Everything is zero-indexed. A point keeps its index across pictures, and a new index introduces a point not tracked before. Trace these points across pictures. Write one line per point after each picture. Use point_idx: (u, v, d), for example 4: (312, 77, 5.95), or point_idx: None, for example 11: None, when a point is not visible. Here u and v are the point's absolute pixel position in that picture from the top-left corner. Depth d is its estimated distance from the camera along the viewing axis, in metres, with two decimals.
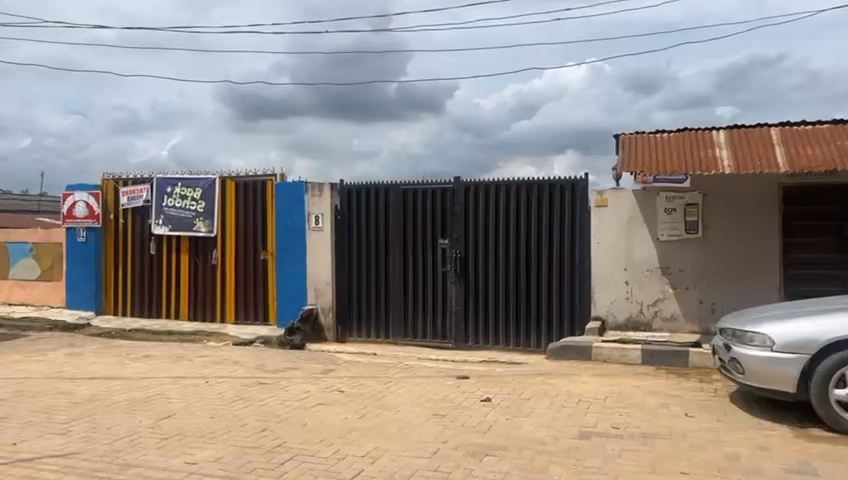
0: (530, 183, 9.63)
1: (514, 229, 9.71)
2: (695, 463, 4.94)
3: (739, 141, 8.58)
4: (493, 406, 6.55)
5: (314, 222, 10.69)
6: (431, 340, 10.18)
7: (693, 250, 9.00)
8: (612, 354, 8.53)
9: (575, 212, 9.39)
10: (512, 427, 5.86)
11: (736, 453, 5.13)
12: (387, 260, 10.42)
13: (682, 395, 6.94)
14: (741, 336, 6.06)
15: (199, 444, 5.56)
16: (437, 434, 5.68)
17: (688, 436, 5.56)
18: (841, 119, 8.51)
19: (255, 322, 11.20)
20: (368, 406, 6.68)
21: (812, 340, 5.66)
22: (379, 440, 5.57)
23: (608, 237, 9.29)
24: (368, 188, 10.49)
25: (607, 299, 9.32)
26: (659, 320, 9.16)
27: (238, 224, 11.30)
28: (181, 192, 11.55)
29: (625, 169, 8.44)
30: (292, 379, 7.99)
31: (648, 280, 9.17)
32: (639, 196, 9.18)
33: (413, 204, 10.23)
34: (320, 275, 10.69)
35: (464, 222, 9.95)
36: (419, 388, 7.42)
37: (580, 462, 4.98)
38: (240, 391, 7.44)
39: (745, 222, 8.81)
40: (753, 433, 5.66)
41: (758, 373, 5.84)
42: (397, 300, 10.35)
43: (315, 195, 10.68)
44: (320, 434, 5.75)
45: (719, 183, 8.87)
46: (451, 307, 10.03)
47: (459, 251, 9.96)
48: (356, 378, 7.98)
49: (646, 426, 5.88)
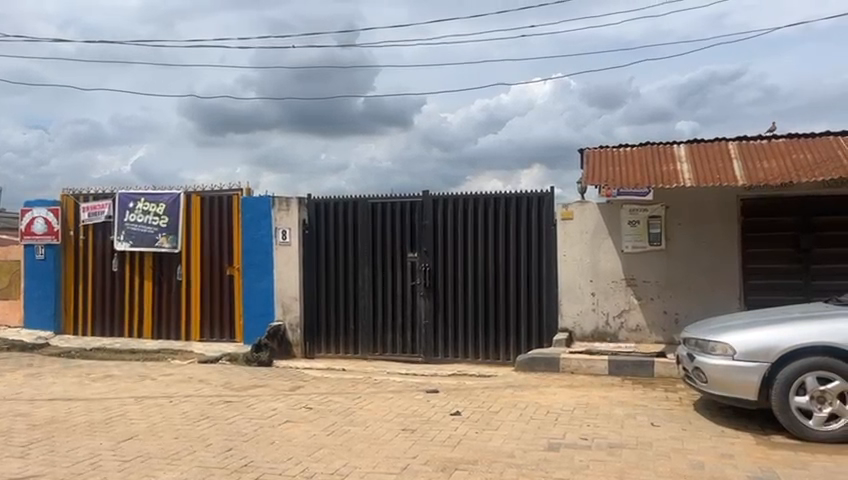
0: (497, 196, 9.71)
1: (482, 242, 9.78)
2: (661, 472, 5.01)
3: (699, 156, 8.80)
4: (462, 420, 6.55)
5: (281, 237, 10.56)
6: (400, 355, 10.15)
7: (656, 262, 9.17)
8: (579, 365, 8.62)
9: (542, 224, 9.52)
10: (482, 440, 5.87)
11: (701, 461, 5.23)
12: (356, 273, 10.39)
13: (648, 405, 7.04)
14: (704, 345, 6.20)
15: (163, 465, 5.44)
16: (406, 449, 5.65)
17: (655, 445, 5.64)
18: (795, 133, 8.83)
19: (221, 340, 11.03)
20: (337, 422, 6.61)
21: (771, 348, 5.80)
22: (348, 456, 5.52)
23: (574, 250, 9.40)
24: (335, 203, 10.47)
25: (574, 310, 9.43)
26: (624, 331, 9.29)
27: (203, 240, 11.14)
28: (142, 207, 11.30)
29: (590, 182, 8.58)
30: (260, 397, 7.88)
31: (613, 291, 9.30)
32: (604, 209, 9.32)
33: (382, 218, 10.23)
34: (287, 290, 10.58)
35: (433, 237, 9.97)
36: (388, 403, 7.38)
37: (549, 474, 5.00)
38: (206, 409, 7.30)
39: (707, 233, 9.02)
40: (717, 441, 5.78)
41: (720, 381, 5.96)
42: (366, 315, 10.31)
43: (282, 210, 10.57)
44: (289, 452, 5.66)
45: (682, 196, 9.08)
46: (420, 321, 10.03)
47: (428, 264, 9.98)
48: (325, 394, 7.89)
49: (614, 436, 5.95)
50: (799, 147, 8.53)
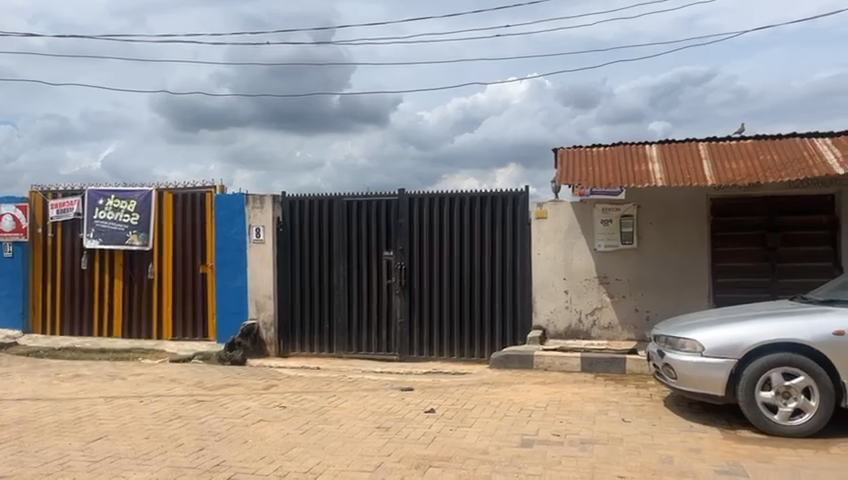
0: (473, 195, 9.76)
1: (457, 240, 9.82)
2: (631, 467, 5.09)
3: (670, 156, 8.95)
4: (436, 417, 6.58)
5: (255, 234, 10.48)
6: (375, 353, 10.15)
7: (629, 261, 9.30)
8: (553, 362, 8.71)
9: (517, 223, 9.59)
10: (456, 437, 5.90)
11: (670, 456, 5.32)
12: (331, 271, 10.36)
13: (619, 401, 7.15)
14: (674, 342, 6.31)
15: (133, 465, 5.37)
16: (380, 447, 5.66)
17: (625, 441, 5.73)
18: (763, 134, 9.03)
19: (193, 338, 10.90)
20: (311, 421, 6.59)
21: (738, 345, 5.92)
22: (322, 455, 5.51)
23: (548, 249, 9.49)
24: (310, 200, 10.42)
25: (548, 308, 9.52)
26: (597, 329, 9.41)
27: (175, 238, 10.99)
28: (113, 204, 11.13)
29: (563, 182, 8.66)
30: (233, 396, 7.81)
31: (586, 289, 9.41)
32: (577, 208, 9.42)
33: (357, 216, 10.21)
34: (261, 289, 10.49)
35: (408, 236, 9.99)
36: (363, 401, 7.37)
37: (521, 470, 5.05)
38: (178, 409, 7.21)
39: (677, 232, 9.18)
40: (686, 435, 5.89)
41: (689, 377, 6.08)
42: (341, 313, 10.29)
43: (256, 207, 10.48)
44: (262, 451, 5.63)
45: (653, 196, 9.22)
46: (395, 319, 10.04)
47: (403, 262, 9.99)
48: (299, 393, 7.85)
49: (586, 432, 6.03)
50: (766, 149, 8.72)
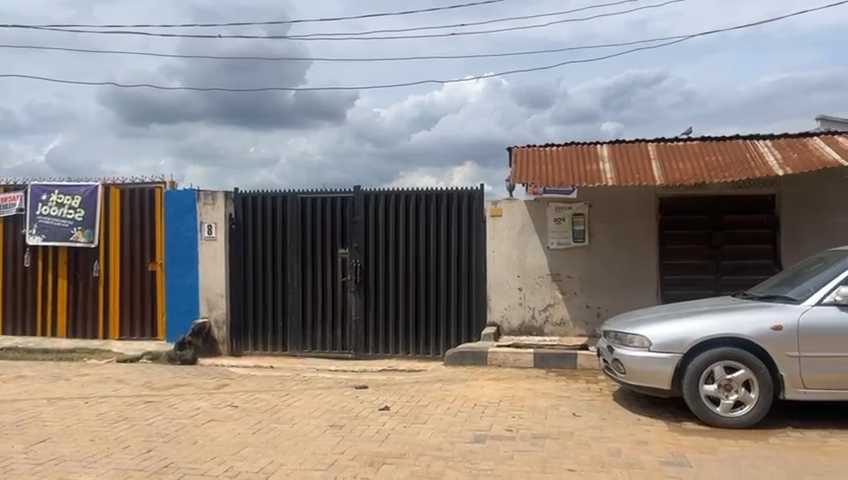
0: (428, 193, 9.79)
1: (413, 237, 9.83)
2: (581, 460, 5.20)
3: (620, 156, 9.16)
4: (390, 415, 6.58)
5: (206, 231, 10.28)
6: (330, 351, 10.09)
7: (580, 258, 9.48)
8: (506, 358, 8.82)
9: (472, 221, 9.67)
10: (410, 434, 5.92)
11: (618, 449, 5.46)
12: (285, 268, 10.24)
13: (570, 396, 7.29)
14: (623, 337, 6.47)
15: (78, 468, 5.21)
16: (333, 445, 5.63)
17: (576, 435, 5.85)
18: (709, 136, 9.33)
19: (142, 338, 10.63)
20: (263, 420, 6.50)
21: (684, 340, 6.10)
22: (274, 454, 5.45)
23: (502, 246, 9.60)
24: (264, 197, 10.28)
25: (502, 305, 9.63)
26: (549, 325, 9.57)
27: (122, 235, 10.68)
28: (57, 200, 10.75)
29: (518, 180, 8.77)
30: (183, 396, 7.65)
31: (539, 286, 9.55)
32: (531, 206, 9.54)
33: (312, 214, 10.12)
34: (212, 287, 10.30)
35: (364, 233, 9.96)
36: (316, 400, 7.31)
37: (474, 465, 5.10)
38: (125, 411, 7.02)
39: (626, 230, 9.40)
40: (633, 428, 6.04)
41: (637, 372, 6.26)
42: (295, 311, 10.18)
43: (208, 204, 10.28)
44: (212, 452, 5.54)
45: (604, 195, 9.42)
46: (350, 317, 9.99)
47: (359, 260, 9.95)
48: (251, 392, 7.74)
49: (538, 427, 6.13)
50: (712, 150, 9.01)
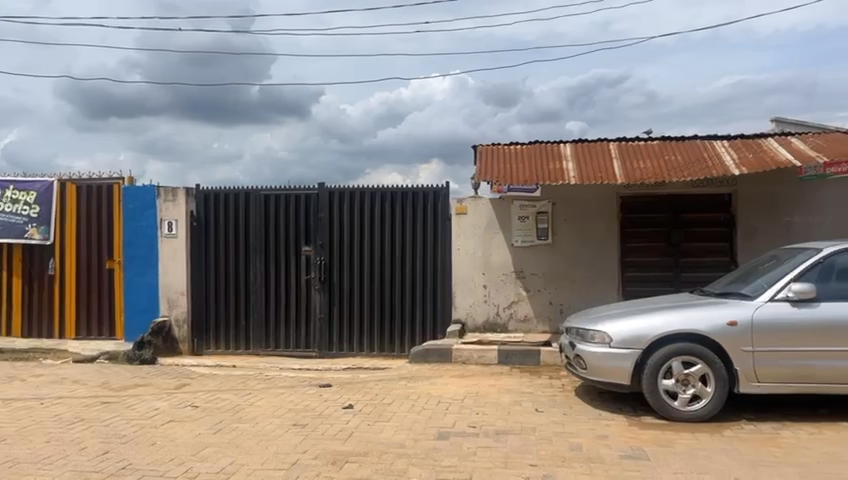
0: (394, 190, 9.78)
1: (378, 235, 9.81)
2: (543, 455, 5.26)
3: (583, 155, 9.29)
4: (354, 413, 6.56)
5: (166, 229, 10.08)
6: (294, 350, 10.00)
7: (544, 256, 9.59)
8: (471, 355, 8.86)
9: (437, 219, 9.69)
10: (373, 432, 5.91)
11: (579, 443, 5.54)
12: (248, 266, 10.11)
13: (533, 392, 7.37)
14: (585, 334, 6.58)
15: (32, 471, 5.06)
16: (296, 444, 5.59)
17: (538, 430, 5.92)
18: (668, 136, 9.53)
19: (99, 337, 10.38)
20: (224, 420, 6.41)
21: (644, 336, 6.22)
22: (235, 454, 5.38)
23: (467, 244, 9.65)
24: (226, 193, 10.13)
25: (466, 303, 9.67)
26: (514, 321, 9.66)
27: (79, 232, 10.40)
28: (11, 196, 10.40)
29: (482, 179, 8.82)
30: (142, 396, 7.50)
31: (504, 284, 9.63)
32: (496, 204, 9.61)
33: (275, 211, 10.00)
34: (173, 285, 10.10)
35: (328, 230, 9.89)
36: (279, 399, 7.25)
37: (438, 462, 5.12)
38: (81, 411, 6.84)
39: (589, 228, 9.54)
40: (594, 423, 6.14)
41: (598, 368, 6.36)
42: (258, 310, 10.07)
43: (168, 201, 10.08)
44: (172, 453, 5.45)
45: (568, 194, 9.53)
46: (314, 315, 9.92)
47: (323, 257, 9.88)
48: (212, 392, 7.63)
49: (501, 423, 6.18)
50: (671, 150, 9.20)
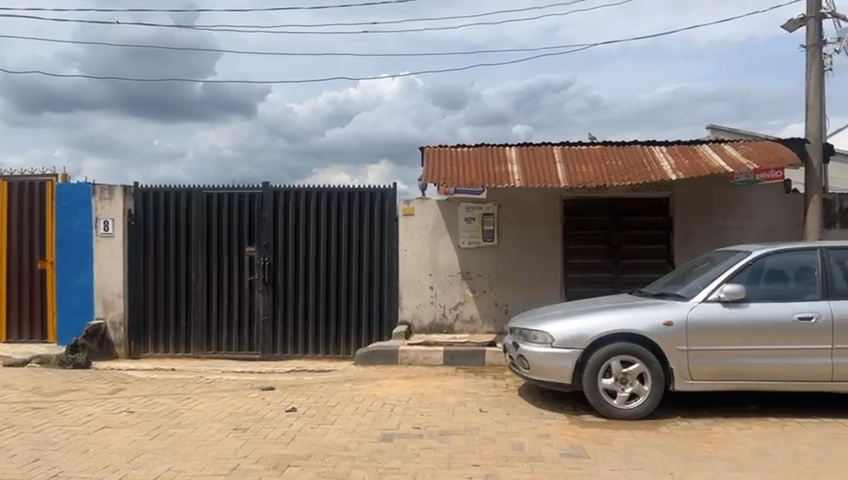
0: (340, 191, 9.71)
1: (324, 235, 9.71)
2: (485, 455, 5.32)
3: (527, 158, 9.44)
4: (298, 416, 6.47)
5: (102, 228, 9.72)
6: (237, 353, 9.80)
7: (489, 257, 9.69)
8: (416, 356, 8.88)
9: (384, 220, 9.66)
10: (316, 435, 5.85)
11: (522, 443, 5.62)
12: (189, 267, 9.85)
13: (477, 392, 7.44)
14: (528, 334, 6.69)
15: None
16: (236, 449, 5.48)
17: (482, 431, 5.97)
18: (610, 141, 9.79)
19: (30, 341, 9.93)
20: (162, 425, 6.22)
21: (584, 336, 6.36)
22: (173, 460, 5.23)
23: (414, 245, 9.67)
24: (166, 191, 9.85)
25: (413, 304, 9.69)
26: (459, 322, 9.72)
27: (9, 230, 9.93)
28: None
29: (429, 180, 8.84)
30: (75, 402, 7.21)
31: (450, 285, 9.68)
32: (443, 206, 9.66)
33: (218, 211, 9.78)
34: (109, 286, 9.75)
35: (272, 230, 9.73)
36: (220, 402, 7.09)
37: (381, 464, 5.10)
38: (9, 418, 6.53)
39: (533, 230, 9.70)
40: (536, 422, 6.25)
41: (540, 367, 6.47)
42: (200, 311, 9.82)
43: (105, 199, 9.72)
44: (106, 460, 5.25)
45: (514, 196, 9.67)
46: (258, 316, 9.75)
47: (267, 257, 9.72)
48: (150, 397, 7.40)
49: (445, 423, 6.21)
50: (612, 154, 9.45)
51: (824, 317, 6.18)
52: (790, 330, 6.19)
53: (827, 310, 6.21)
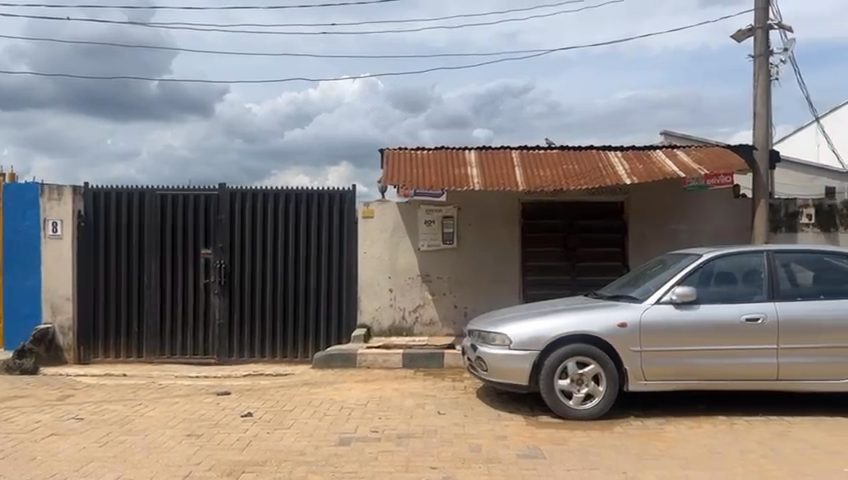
0: (299, 193, 9.61)
1: (282, 238, 9.59)
2: (443, 458, 5.32)
3: (487, 162, 9.52)
4: (253, 421, 6.37)
5: (51, 229, 9.40)
6: (192, 357, 9.60)
7: (449, 260, 9.73)
8: (375, 359, 8.84)
9: (343, 222, 9.60)
10: (272, 440, 5.76)
11: (479, 444, 5.65)
12: (142, 270, 9.60)
13: (435, 395, 7.45)
14: (486, 336, 6.73)
15: None
16: (190, 456, 5.35)
17: (440, 433, 5.98)
18: (567, 146, 9.95)
19: None
20: (112, 432, 6.04)
21: (541, 337, 6.43)
22: (123, 468, 5.08)
23: (374, 248, 9.64)
24: (119, 192, 9.58)
25: (372, 306, 9.66)
26: (419, 325, 9.73)
27: None
28: None
29: (389, 183, 8.81)
30: (20, 409, 6.94)
31: (410, 287, 9.68)
32: (403, 208, 9.65)
33: (172, 212, 9.57)
34: (57, 289, 9.43)
35: (229, 232, 9.57)
36: (173, 408, 6.92)
37: (338, 468, 5.06)
38: None
39: (492, 233, 9.77)
40: (493, 424, 6.29)
41: (498, 369, 6.52)
42: (153, 315, 9.58)
43: (54, 200, 9.40)
44: (53, 468, 5.07)
45: (473, 199, 9.72)
46: (213, 320, 9.56)
47: (223, 260, 9.55)
48: (99, 403, 7.17)
49: (403, 427, 6.19)
50: (569, 159, 9.60)
51: (769, 318, 6.39)
52: (738, 330, 6.38)
53: (773, 311, 6.42)
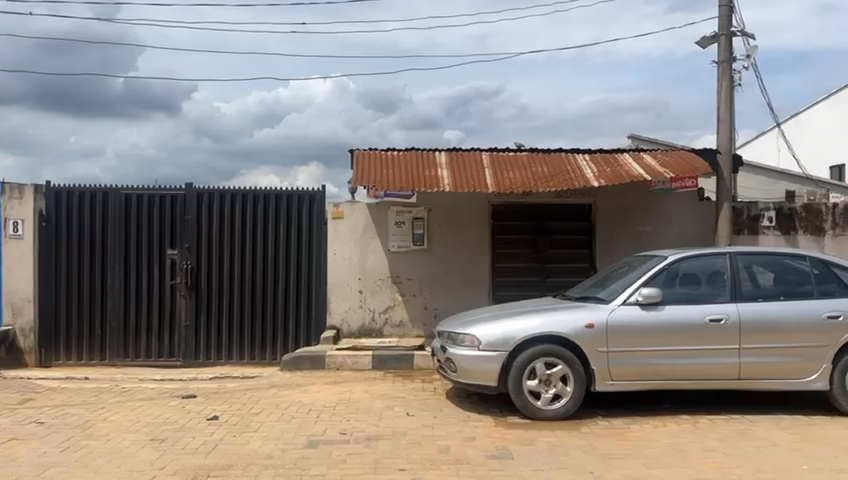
0: (268, 193, 9.50)
1: (250, 239, 9.47)
2: (411, 459, 5.31)
3: (457, 163, 9.54)
4: (219, 424, 6.27)
5: (11, 229, 9.19)
6: (156, 360, 9.43)
7: (419, 261, 9.73)
8: (345, 361, 8.79)
9: (312, 223, 9.52)
10: (239, 444, 5.68)
11: (448, 446, 5.66)
12: (105, 271, 9.39)
13: (405, 396, 7.43)
14: (456, 337, 6.74)
15: None
16: (153, 461, 5.25)
17: (408, 435, 5.97)
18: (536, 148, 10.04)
19: None
20: (73, 437, 5.89)
21: (510, 338, 6.47)
22: (84, 474, 4.95)
23: (343, 249, 9.62)
24: (82, 191, 9.36)
25: (342, 308, 9.64)
26: (389, 326, 9.72)
27: None
28: None
29: (359, 183, 8.77)
30: None
31: (380, 288, 9.67)
32: (372, 209, 9.64)
33: (137, 212, 9.39)
34: (18, 291, 9.21)
35: (195, 233, 9.43)
36: (137, 412, 6.77)
37: (305, 472, 5.01)
38: None
39: (462, 235, 9.80)
40: (462, 425, 6.30)
41: (467, 370, 6.53)
42: (116, 317, 9.38)
43: (14, 198, 9.17)
44: (10, 474, 4.92)
45: (443, 200, 9.75)
46: (178, 322, 9.40)
47: (189, 261, 9.40)
48: (59, 407, 6.98)
49: (371, 429, 6.16)
50: (538, 161, 9.69)
51: (732, 318, 6.53)
52: (702, 331, 6.50)
53: (735, 312, 6.56)
